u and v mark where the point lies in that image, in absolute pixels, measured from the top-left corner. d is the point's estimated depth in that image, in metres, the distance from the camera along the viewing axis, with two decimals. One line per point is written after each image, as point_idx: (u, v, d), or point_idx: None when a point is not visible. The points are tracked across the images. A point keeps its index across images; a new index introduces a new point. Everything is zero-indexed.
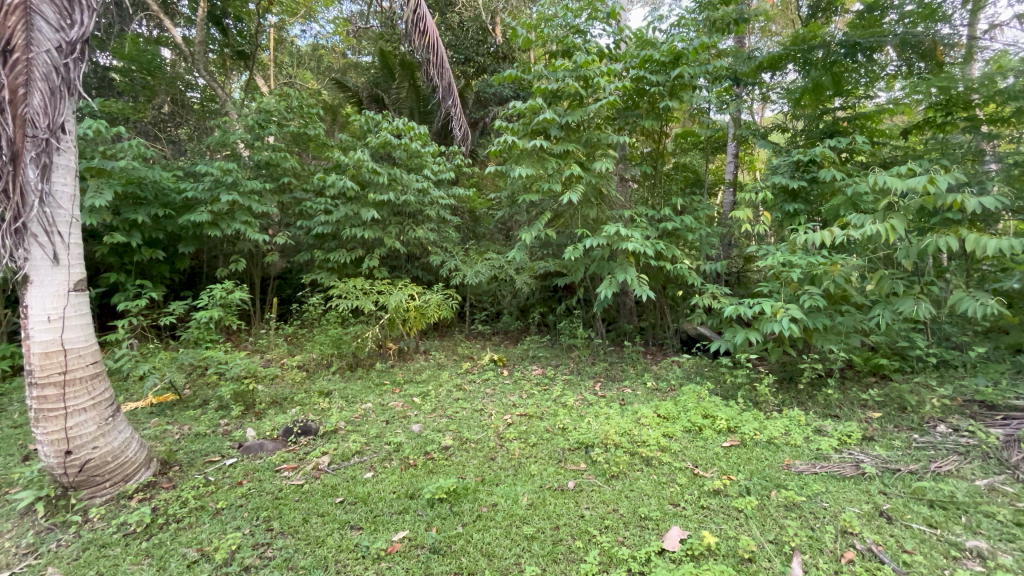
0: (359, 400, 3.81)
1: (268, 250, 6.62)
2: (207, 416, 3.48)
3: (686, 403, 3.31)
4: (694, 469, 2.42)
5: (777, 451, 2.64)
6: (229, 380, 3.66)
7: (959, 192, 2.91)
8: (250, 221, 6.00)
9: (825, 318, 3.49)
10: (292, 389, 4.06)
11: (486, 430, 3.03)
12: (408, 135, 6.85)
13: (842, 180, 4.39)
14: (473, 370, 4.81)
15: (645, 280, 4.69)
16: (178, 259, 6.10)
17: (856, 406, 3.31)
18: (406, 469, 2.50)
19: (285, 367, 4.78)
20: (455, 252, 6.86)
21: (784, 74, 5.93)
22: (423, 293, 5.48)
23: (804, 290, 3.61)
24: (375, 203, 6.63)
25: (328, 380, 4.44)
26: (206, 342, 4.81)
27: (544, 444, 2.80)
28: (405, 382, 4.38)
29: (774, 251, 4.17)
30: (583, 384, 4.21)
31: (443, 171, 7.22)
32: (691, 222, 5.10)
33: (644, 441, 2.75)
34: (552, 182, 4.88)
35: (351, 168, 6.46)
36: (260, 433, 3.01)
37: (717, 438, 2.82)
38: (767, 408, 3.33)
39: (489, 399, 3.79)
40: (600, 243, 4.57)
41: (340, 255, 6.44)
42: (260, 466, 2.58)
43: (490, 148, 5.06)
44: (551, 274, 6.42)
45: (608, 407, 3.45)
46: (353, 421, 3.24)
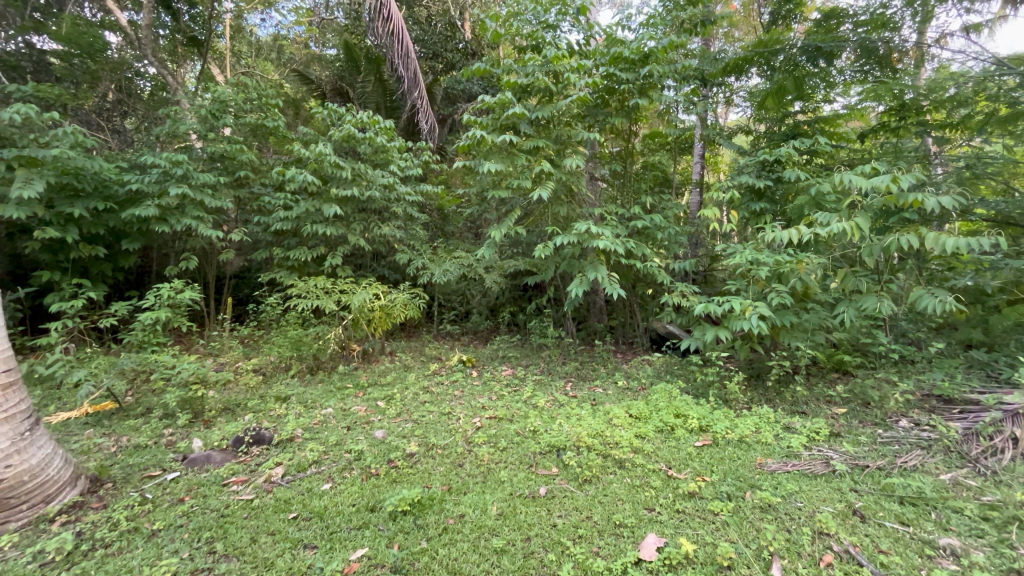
0: (319, 405, 3.60)
1: (223, 248, 6.27)
2: (150, 425, 3.21)
3: (658, 402, 3.27)
4: (669, 471, 2.36)
5: (749, 449, 2.62)
6: (176, 386, 3.39)
7: (919, 191, 2.97)
8: (202, 216, 5.65)
9: (792, 316, 3.53)
10: (246, 395, 3.81)
11: (453, 435, 2.90)
12: (373, 129, 6.63)
13: (806, 180, 4.48)
14: (441, 371, 4.66)
15: (615, 278, 4.65)
16: (122, 256, 5.69)
17: (822, 402, 3.36)
18: (367, 479, 2.34)
19: (240, 371, 4.50)
20: (423, 250, 6.67)
21: (748, 77, 6.05)
22: (389, 292, 5.29)
23: (771, 288, 3.65)
24: (338, 198, 6.38)
25: (287, 384, 4.20)
26: (151, 346, 4.48)
27: (515, 448, 2.69)
28: (369, 385, 4.19)
29: (741, 249, 4.20)
30: (554, 384, 4.13)
31: (410, 167, 7.02)
32: (660, 221, 5.11)
33: (616, 443, 2.68)
34: (522, 179, 4.78)
35: (312, 163, 6.18)
36: (207, 444, 2.78)
37: (689, 438, 2.78)
38: (736, 406, 3.34)
39: (457, 402, 3.65)
40: (570, 241, 4.50)
41: (301, 253, 6.16)
42: (206, 480, 2.37)
43: (458, 143, 4.91)
44: (521, 273, 6.34)
45: (579, 408, 3.38)
46: (311, 428, 3.05)
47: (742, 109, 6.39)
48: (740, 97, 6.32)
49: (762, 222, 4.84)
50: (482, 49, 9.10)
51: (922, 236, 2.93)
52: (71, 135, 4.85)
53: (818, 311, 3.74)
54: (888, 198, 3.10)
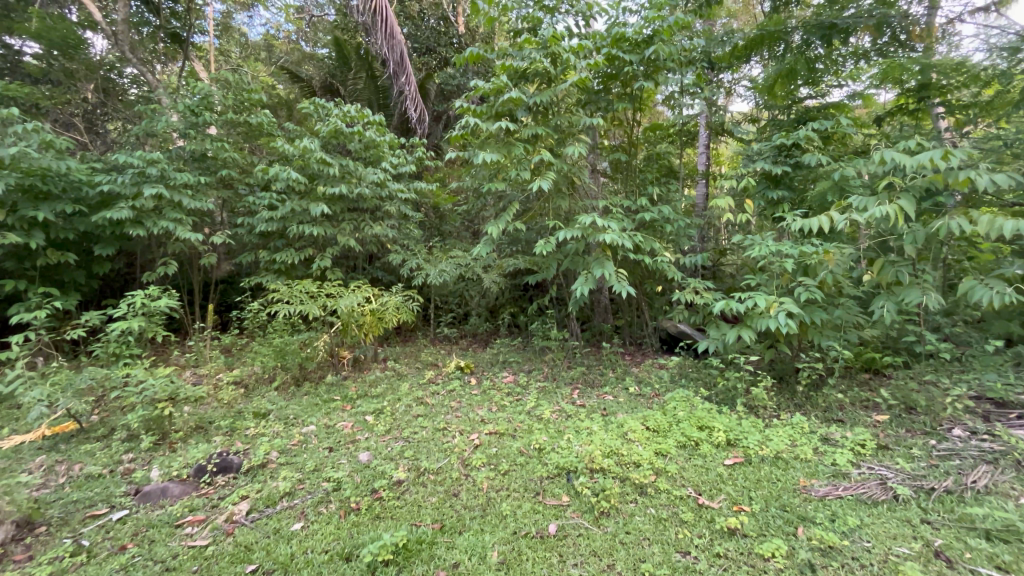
0: (301, 422, 3.26)
1: (205, 251, 5.92)
2: (109, 450, 2.87)
3: (678, 411, 2.92)
4: (700, 499, 2.01)
5: (788, 469, 2.27)
6: (140, 405, 3.05)
7: (970, 169, 2.63)
8: (181, 218, 5.31)
9: (823, 312, 3.18)
10: (222, 411, 3.47)
11: (448, 456, 2.56)
12: (362, 123, 6.29)
13: (828, 164, 4.13)
14: (437, 380, 4.30)
15: (623, 275, 4.30)
16: (97, 263, 5.35)
17: (861, 409, 3.00)
18: (346, 516, 2.00)
19: (220, 383, 4.16)
20: (417, 250, 6.33)
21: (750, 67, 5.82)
22: (381, 295, 4.94)
23: (798, 282, 3.30)
24: (326, 197, 6.03)
25: (268, 398, 3.85)
26: (123, 359, 4.14)
27: (518, 472, 2.34)
28: (358, 397, 3.85)
29: (760, 241, 3.86)
30: (559, 392, 3.78)
31: (402, 164, 6.69)
32: (669, 213, 4.77)
33: (635, 464, 2.34)
34: (520, 169, 4.43)
35: (297, 159, 5.84)
36: (166, 474, 2.43)
37: (719, 455, 2.43)
38: (765, 415, 2.99)
39: (453, 415, 3.31)
40: (574, 235, 4.14)
41: (288, 255, 5.81)
42: (157, 521, 2.02)
43: (452, 133, 4.56)
44: (522, 272, 5.99)
45: (590, 420, 3.03)
46: (288, 451, 2.70)
47: (744, 98, 6.14)
48: (742, 87, 6.07)
49: (779, 211, 4.49)
50: (476, 42, 8.74)
51: (976, 219, 2.58)
52: (34, 133, 4.52)
53: (850, 306, 3.39)
54: (933, 177, 2.75)
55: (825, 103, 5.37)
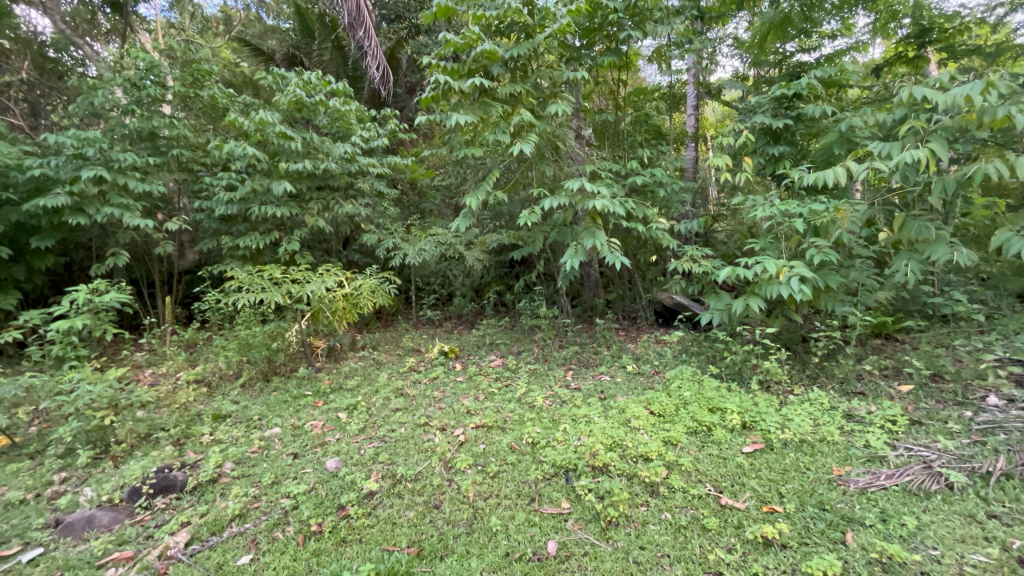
0: (265, 424, 2.91)
1: (161, 240, 5.44)
2: (40, 469, 2.49)
3: (683, 392, 2.63)
4: (723, 499, 1.72)
5: (816, 455, 1.99)
6: (76, 416, 2.66)
7: (1009, 104, 2.32)
8: (127, 203, 4.81)
9: (838, 275, 2.89)
10: (176, 414, 3.09)
11: (429, 457, 2.24)
12: (325, 92, 5.76)
13: (833, 114, 3.79)
14: (419, 367, 3.96)
15: (616, 245, 3.95)
16: (37, 257, 4.85)
17: (880, 379, 2.75)
18: (306, 543, 1.67)
19: (178, 383, 3.78)
20: (393, 229, 5.92)
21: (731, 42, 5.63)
22: (354, 278, 4.53)
23: (809, 243, 3.00)
24: (291, 174, 5.55)
25: (230, 398, 3.48)
26: (67, 363, 3.72)
27: (510, 475, 2.03)
28: (331, 391, 3.51)
29: (763, 201, 3.54)
30: (552, 375, 3.48)
31: (373, 138, 6.20)
32: (661, 176, 4.42)
33: (643, 458, 2.04)
34: (500, 132, 4.02)
35: (255, 135, 5.33)
36: (98, 497, 2.07)
37: (736, 442, 2.14)
38: (779, 392, 2.71)
39: (436, 407, 2.99)
40: (561, 203, 3.77)
41: (252, 239, 5.35)
42: (75, 561, 1.67)
43: (421, 95, 4.09)
44: (506, 247, 5.62)
45: (587, 406, 2.72)
46: (244, 460, 2.35)
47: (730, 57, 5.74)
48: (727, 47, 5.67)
49: (778, 169, 4.17)
50: None
51: (1015, 161, 2.30)
52: None
53: (864, 267, 3.11)
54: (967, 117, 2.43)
55: (818, 56, 5.01)
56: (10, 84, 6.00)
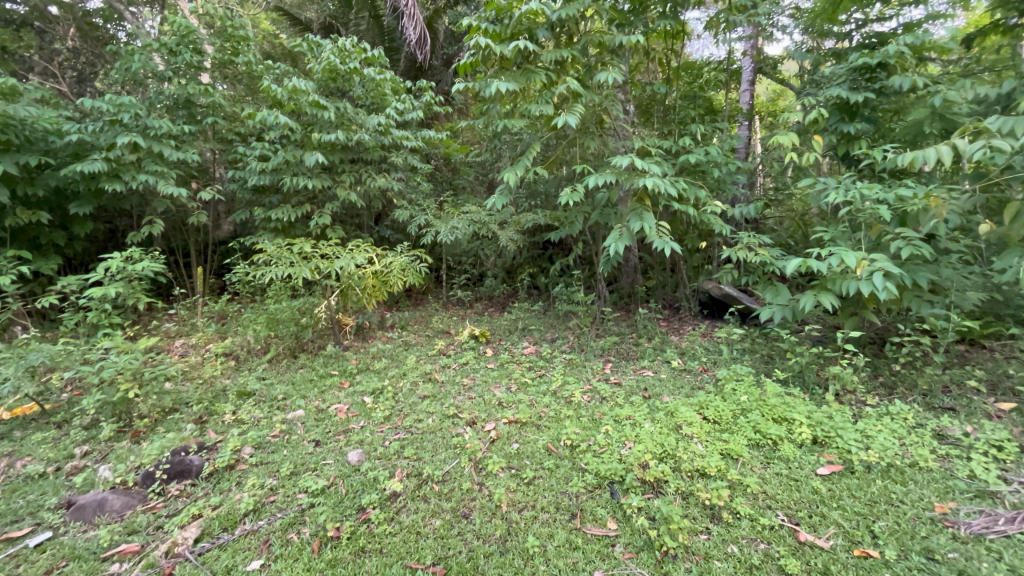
0: (288, 405, 2.79)
1: (195, 210, 5.41)
2: (63, 441, 2.44)
3: (741, 397, 2.35)
4: (801, 534, 1.49)
5: (908, 485, 1.71)
6: (100, 389, 2.59)
7: None
8: (162, 170, 4.76)
9: (928, 272, 2.52)
10: (201, 389, 3.02)
11: (458, 455, 2.05)
12: (359, 60, 5.52)
13: (926, 86, 3.30)
14: (448, 351, 3.79)
15: (664, 229, 3.61)
16: (77, 223, 4.89)
17: (973, 394, 2.39)
18: (323, 550, 1.52)
19: (207, 356, 3.73)
20: (425, 205, 5.72)
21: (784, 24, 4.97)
22: (384, 255, 4.36)
23: (894, 234, 2.63)
24: (323, 146, 5.39)
25: (256, 375, 3.41)
26: (101, 330, 3.72)
27: (547, 483, 1.83)
28: (358, 371, 3.38)
29: (836, 185, 3.13)
30: (589, 367, 3.23)
31: (408, 110, 5.97)
32: (717, 154, 4.03)
33: (700, 475, 1.80)
34: (543, 103, 3.71)
35: (288, 104, 5.19)
36: (112, 477, 1.97)
37: (809, 461, 1.87)
38: (851, 402, 2.39)
39: (465, 396, 2.81)
40: (606, 181, 3.45)
41: (284, 211, 5.25)
42: (81, 551, 1.56)
43: (459, 62, 3.81)
44: (542, 227, 5.35)
45: (631, 406, 2.47)
46: (265, 445, 2.23)
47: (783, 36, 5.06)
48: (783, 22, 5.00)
49: (852, 149, 3.71)
50: None
51: None
52: None
53: (959, 264, 2.69)
54: None
55: (897, 26, 4.32)
56: (57, 51, 5.86)
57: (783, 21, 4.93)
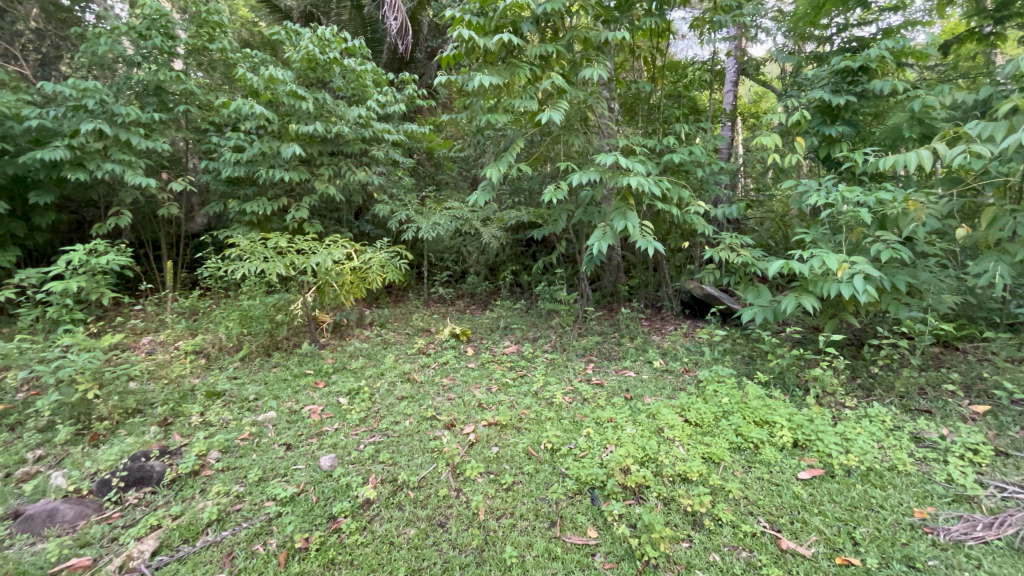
0: (259, 406, 2.68)
1: (166, 201, 5.21)
2: (14, 445, 2.29)
3: (722, 399, 2.33)
4: (783, 542, 1.47)
5: (887, 489, 1.71)
6: (56, 390, 2.44)
7: None
8: (129, 159, 4.55)
9: (907, 275, 2.54)
10: (168, 389, 2.89)
11: (435, 459, 1.99)
12: (339, 50, 5.37)
13: (906, 91, 3.34)
14: (428, 349, 3.71)
15: (648, 229, 3.59)
16: (37, 213, 4.66)
17: (948, 397, 2.42)
18: (291, 564, 1.44)
19: (175, 354, 3.58)
20: (407, 200, 5.61)
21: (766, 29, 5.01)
22: (363, 251, 4.25)
23: (874, 236, 2.64)
24: (301, 137, 5.24)
25: (227, 374, 3.28)
26: (61, 326, 3.53)
27: (526, 489, 1.78)
28: (334, 371, 3.28)
29: (818, 187, 3.14)
30: (571, 367, 3.19)
31: (390, 103, 5.84)
32: (700, 154, 4.03)
33: (682, 480, 1.78)
34: (527, 98, 3.64)
35: (265, 93, 5.02)
36: (65, 485, 1.85)
37: (790, 464, 1.86)
38: (831, 405, 2.40)
39: (445, 397, 2.74)
40: (590, 179, 3.40)
41: (259, 204, 5.08)
42: (26, 566, 1.45)
43: (442, 53, 3.72)
44: (526, 225, 5.30)
45: (613, 408, 2.44)
46: (232, 449, 2.13)
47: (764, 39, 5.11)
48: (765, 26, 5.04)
49: (833, 151, 3.74)
50: None
51: None
52: None
53: (936, 267, 2.72)
54: None
55: (877, 31, 4.36)
56: (20, 34, 5.18)
57: (766, 24, 4.96)
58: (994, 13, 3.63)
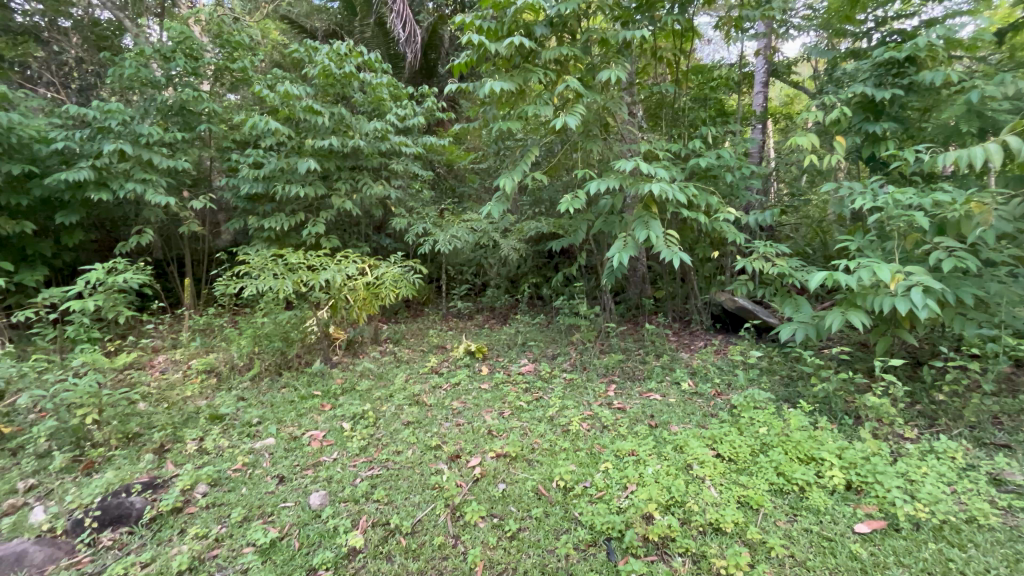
0: (260, 432, 2.55)
1: (187, 219, 5.26)
2: (8, 474, 2.21)
3: (760, 430, 2.07)
4: None
5: (967, 550, 1.43)
6: (54, 416, 2.36)
7: None
8: (150, 178, 4.59)
9: (974, 287, 2.22)
10: (171, 412, 2.80)
11: (435, 500, 1.80)
12: (355, 64, 5.34)
13: (961, 81, 3.01)
14: (441, 368, 3.54)
15: (673, 238, 3.34)
16: (65, 233, 4.75)
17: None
18: None
19: (187, 373, 3.53)
20: (424, 213, 5.51)
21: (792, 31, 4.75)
22: (377, 265, 4.14)
23: (933, 244, 2.33)
24: (318, 152, 5.21)
25: (235, 394, 3.19)
26: (77, 346, 3.53)
27: (532, 538, 1.59)
28: (343, 392, 3.14)
29: (863, 189, 2.84)
30: (591, 389, 2.96)
31: (408, 116, 5.78)
32: (729, 157, 3.76)
33: (713, 531, 1.55)
34: (542, 103, 3.46)
35: (282, 110, 5.02)
36: (42, 523, 1.74)
37: (843, 514, 1.60)
38: (888, 437, 2.10)
39: (453, 423, 2.55)
40: (609, 186, 3.18)
41: (277, 220, 5.07)
42: None
43: (453, 61, 3.58)
44: (546, 235, 5.10)
45: (636, 439, 2.19)
46: (221, 483, 2.00)
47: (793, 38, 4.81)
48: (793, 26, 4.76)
49: (878, 150, 3.41)
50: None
51: None
52: None
53: (1007, 277, 2.39)
54: None
55: (919, 24, 4.01)
56: (65, 63, 5.36)
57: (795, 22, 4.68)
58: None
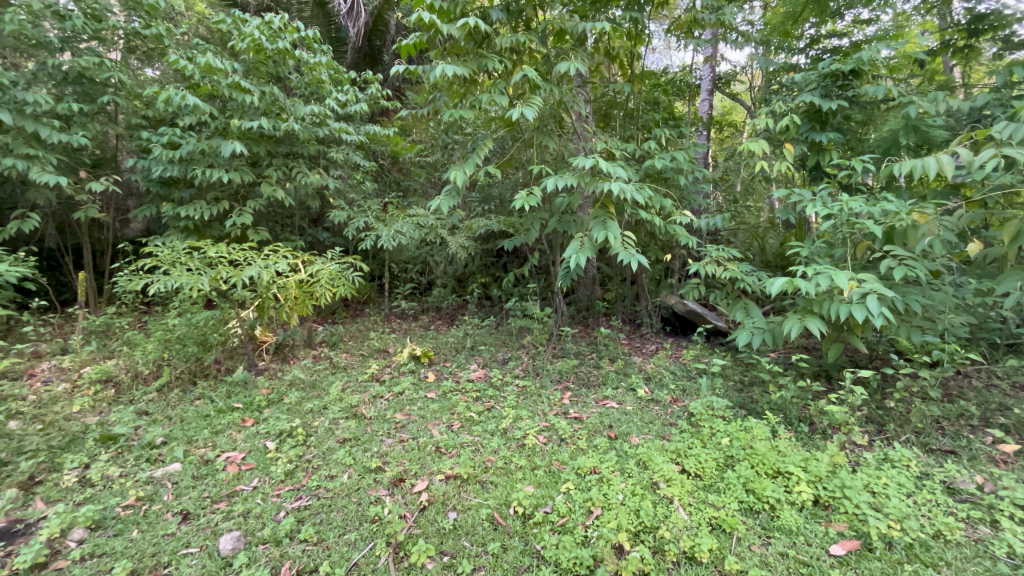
0: (163, 457, 2.16)
1: (85, 204, 4.56)
2: None
3: (724, 442, 1.98)
4: None
5: (941, 571, 1.38)
6: None
7: None
8: (37, 153, 3.92)
9: (921, 296, 2.27)
10: (50, 433, 2.33)
11: (376, 538, 1.56)
12: (290, 40, 4.85)
13: (900, 96, 3.12)
14: (383, 375, 3.25)
15: (629, 240, 3.24)
16: None
17: (968, 433, 2.15)
18: None
19: (76, 384, 3.00)
20: (366, 206, 5.13)
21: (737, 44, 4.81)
22: (312, 262, 3.75)
23: (882, 253, 2.36)
24: (246, 135, 4.69)
25: (137, 408, 2.74)
26: None
27: None
28: (268, 404, 2.77)
29: (812, 197, 2.86)
30: (545, 397, 2.79)
31: (350, 101, 5.37)
32: (683, 160, 3.74)
33: (688, 561, 1.43)
34: (498, 92, 3.24)
35: (203, 84, 4.46)
36: None
37: (816, 534, 1.53)
38: (844, 445, 2.08)
39: (396, 440, 2.28)
40: (567, 184, 3.02)
41: (196, 208, 4.51)
42: None
43: (400, 41, 3.25)
44: (496, 233, 4.90)
45: (598, 454, 2.04)
46: (105, 525, 1.65)
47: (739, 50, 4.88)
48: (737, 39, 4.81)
49: (822, 160, 3.50)
50: None
51: None
52: None
53: (944, 285, 2.47)
54: None
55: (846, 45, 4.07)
56: None
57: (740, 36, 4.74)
58: (968, 26, 3.51)
